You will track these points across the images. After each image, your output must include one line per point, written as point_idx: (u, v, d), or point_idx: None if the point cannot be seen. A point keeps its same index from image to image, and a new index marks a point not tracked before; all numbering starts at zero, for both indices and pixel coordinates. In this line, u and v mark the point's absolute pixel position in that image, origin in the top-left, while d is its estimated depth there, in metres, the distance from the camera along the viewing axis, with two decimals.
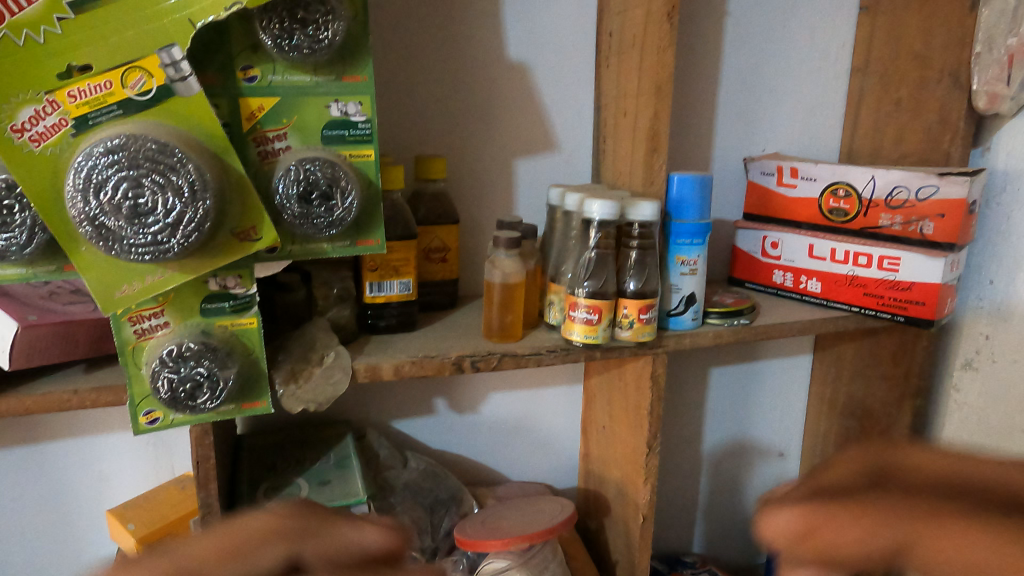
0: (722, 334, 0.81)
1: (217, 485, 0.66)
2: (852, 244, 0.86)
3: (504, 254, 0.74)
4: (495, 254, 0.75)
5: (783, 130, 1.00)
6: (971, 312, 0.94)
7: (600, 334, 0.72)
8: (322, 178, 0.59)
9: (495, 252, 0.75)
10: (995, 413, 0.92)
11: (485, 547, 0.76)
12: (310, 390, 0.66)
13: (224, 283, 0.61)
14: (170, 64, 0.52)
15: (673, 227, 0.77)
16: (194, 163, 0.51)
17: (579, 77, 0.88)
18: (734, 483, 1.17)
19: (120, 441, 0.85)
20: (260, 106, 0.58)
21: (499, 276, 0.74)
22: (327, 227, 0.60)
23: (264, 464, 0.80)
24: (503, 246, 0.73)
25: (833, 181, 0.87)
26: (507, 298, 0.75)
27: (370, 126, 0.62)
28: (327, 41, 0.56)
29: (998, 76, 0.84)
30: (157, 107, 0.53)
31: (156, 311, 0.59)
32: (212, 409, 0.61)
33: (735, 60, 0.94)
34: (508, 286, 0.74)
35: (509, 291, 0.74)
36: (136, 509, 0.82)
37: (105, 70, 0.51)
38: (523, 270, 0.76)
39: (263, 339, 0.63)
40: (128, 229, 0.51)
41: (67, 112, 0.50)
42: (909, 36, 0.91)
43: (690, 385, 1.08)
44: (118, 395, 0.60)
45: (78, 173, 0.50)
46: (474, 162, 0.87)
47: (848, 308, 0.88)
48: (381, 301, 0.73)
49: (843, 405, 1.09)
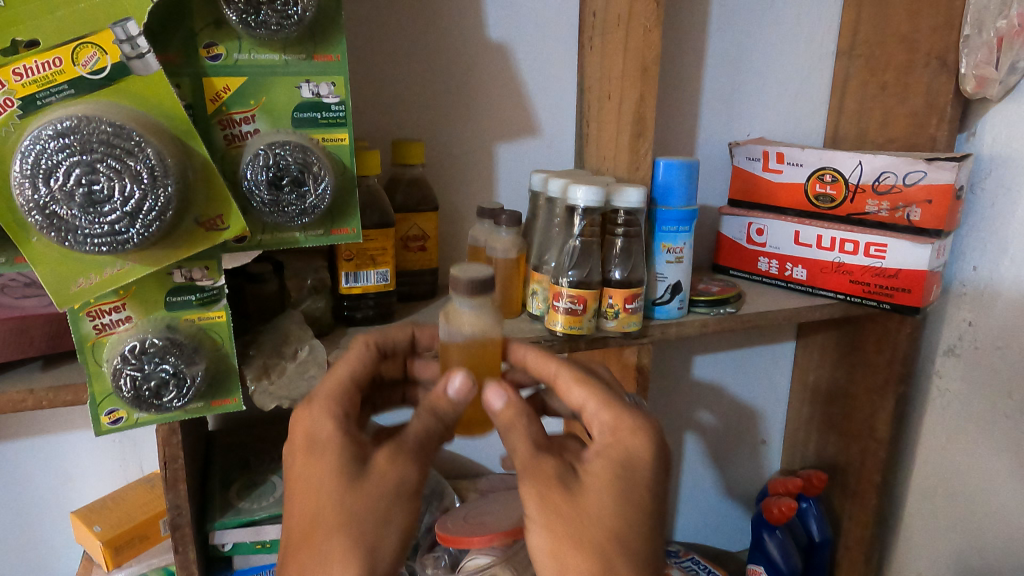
0: (709, 323, 0.79)
1: (186, 486, 0.63)
2: (838, 230, 0.85)
3: (465, 305, 0.57)
4: (451, 305, 0.58)
5: (768, 114, 0.99)
6: (954, 299, 0.94)
7: (584, 325, 0.70)
8: (293, 163, 0.55)
9: (453, 303, 0.58)
10: (977, 398, 0.92)
11: (468, 543, 0.74)
12: (283, 387, 0.62)
13: (190, 275, 0.57)
14: (125, 39, 0.48)
15: (659, 214, 0.75)
16: (153, 147, 0.48)
17: (561, 59, 0.86)
18: (716, 470, 1.17)
19: (85, 441, 0.81)
20: (226, 86, 0.55)
21: (465, 334, 0.58)
22: (299, 215, 0.57)
23: (238, 461, 0.78)
24: (464, 291, 0.54)
25: (820, 167, 0.86)
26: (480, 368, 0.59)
27: (344, 108, 0.58)
28: (296, 17, 0.53)
29: (986, 59, 0.80)
30: (112, 87, 0.49)
31: (117, 305, 0.56)
32: (179, 408, 0.58)
33: (720, 42, 0.92)
34: (477, 345, 0.58)
35: (480, 349, 0.59)
36: (103, 511, 0.78)
37: (54, 46, 0.47)
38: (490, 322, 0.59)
39: (233, 334, 0.60)
40: (83, 219, 0.48)
41: (13, 91, 0.46)
42: (896, 18, 0.90)
43: (674, 373, 1.07)
44: (78, 394, 0.57)
45: (26, 158, 0.46)
46: (454, 147, 0.84)
47: (834, 296, 0.87)
48: (357, 292, 0.70)
49: (826, 393, 1.09)
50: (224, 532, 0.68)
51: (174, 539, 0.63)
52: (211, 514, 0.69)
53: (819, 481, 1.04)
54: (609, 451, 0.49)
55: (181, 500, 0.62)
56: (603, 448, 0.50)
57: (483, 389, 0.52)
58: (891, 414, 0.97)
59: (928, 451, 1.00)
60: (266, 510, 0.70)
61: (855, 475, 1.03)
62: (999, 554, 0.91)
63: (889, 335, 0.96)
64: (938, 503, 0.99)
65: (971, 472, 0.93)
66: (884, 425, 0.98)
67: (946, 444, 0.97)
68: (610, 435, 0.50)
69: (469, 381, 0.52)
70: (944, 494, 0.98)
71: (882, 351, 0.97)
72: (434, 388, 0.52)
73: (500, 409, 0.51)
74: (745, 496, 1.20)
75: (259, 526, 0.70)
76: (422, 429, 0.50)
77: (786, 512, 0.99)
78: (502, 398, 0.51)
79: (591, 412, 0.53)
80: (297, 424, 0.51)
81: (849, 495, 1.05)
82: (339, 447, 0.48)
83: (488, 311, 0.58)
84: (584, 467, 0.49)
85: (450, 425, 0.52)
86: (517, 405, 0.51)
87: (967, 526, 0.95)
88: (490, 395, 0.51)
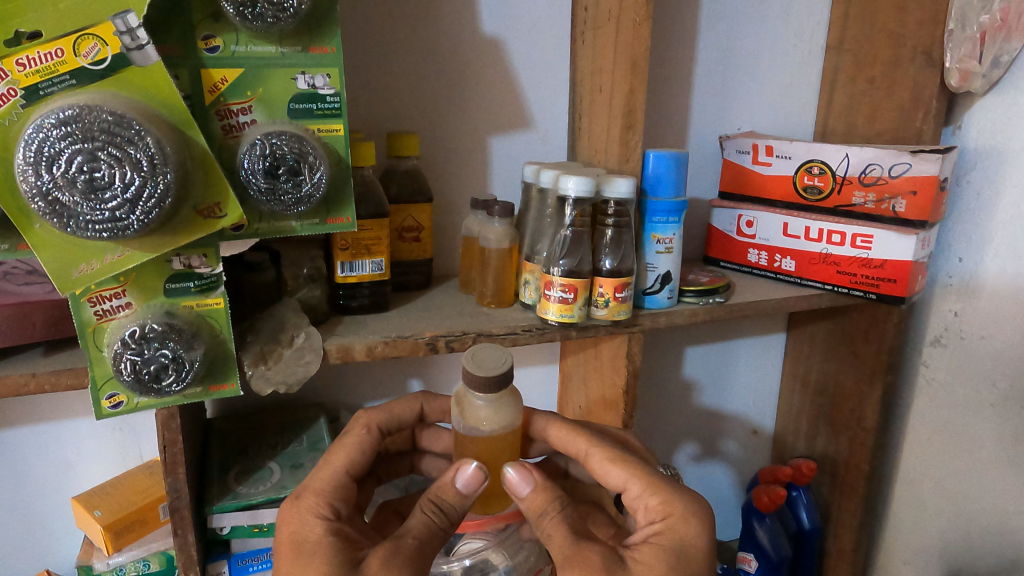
0: (698, 312, 0.81)
1: (185, 470, 0.64)
2: (825, 222, 0.87)
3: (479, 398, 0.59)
4: (466, 394, 0.61)
5: (758, 108, 1.00)
6: (940, 290, 0.95)
7: (576, 313, 0.71)
8: (289, 153, 0.57)
9: (468, 394, 0.61)
10: (962, 388, 0.93)
11: (460, 527, 0.75)
12: (280, 371, 0.65)
13: (188, 261, 0.59)
14: (125, 31, 0.49)
15: (649, 205, 0.76)
16: (153, 136, 0.49)
17: (554, 53, 0.87)
18: (708, 460, 1.18)
19: (86, 428, 0.83)
20: (223, 77, 0.56)
21: (478, 425, 0.60)
22: (295, 204, 0.58)
23: (235, 447, 0.79)
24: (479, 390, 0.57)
25: (808, 159, 0.88)
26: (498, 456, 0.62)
27: (339, 99, 0.60)
28: (291, 10, 0.54)
29: (970, 53, 0.82)
30: (113, 77, 0.50)
31: (118, 291, 0.57)
32: (178, 392, 0.59)
33: (711, 37, 0.94)
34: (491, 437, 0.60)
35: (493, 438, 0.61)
36: (103, 496, 0.80)
37: (56, 37, 0.48)
38: (504, 413, 0.61)
39: (230, 320, 0.61)
40: (84, 206, 0.49)
41: (16, 81, 0.48)
42: (883, 13, 0.91)
43: (667, 363, 1.08)
44: (80, 378, 0.58)
45: (29, 146, 0.47)
46: (448, 140, 0.86)
47: (821, 286, 0.89)
48: (353, 281, 0.72)
49: (816, 383, 1.10)
50: (223, 515, 0.70)
51: (174, 522, 0.64)
52: (210, 499, 0.71)
53: (808, 470, 1.04)
54: (658, 538, 0.54)
55: (180, 484, 0.63)
56: (652, 537, 0.54)
57: (511, 474, 0.57)
58: (878, 404, 0.99)
59: (915, 440, 1.02)
60: (264, 493, 0.71)
61: (844, 465, 1.05)
62: (984, 541, 0.92)
63: (877, 325, 0.97)
64: (925, 491, 1.01)
65: (957, 461, 0.95)
66: (872, 414, 1.00)
67: (933, 433, 0.99)
68: (659, 520, 0.56)
69: (479, 473, 0.56)
70: (930, 483, 1.00)
71: (870, 341, 0.99)
72: (442, 477, 0.56)
73: (528, 496, 0.56)
74: (737, 485, 1.22)
75: (257, 509, 0.71)
76: (420, 527, 0.53)
77: (775, 500, 1.01)
78: (527, 485, 0.57)
79: (632, 494, 0.59)
80: (286, 524, 0.54)
81: (838, 484, 1.07)
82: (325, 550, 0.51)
83: (500, 403, 0.60)
84: (631, 555, 0.53)
85: (455, 519, 0.56)
86: (544, 491, 0.56)
87: (951, 513, 0.97)
88: (515, 482, 0.57)
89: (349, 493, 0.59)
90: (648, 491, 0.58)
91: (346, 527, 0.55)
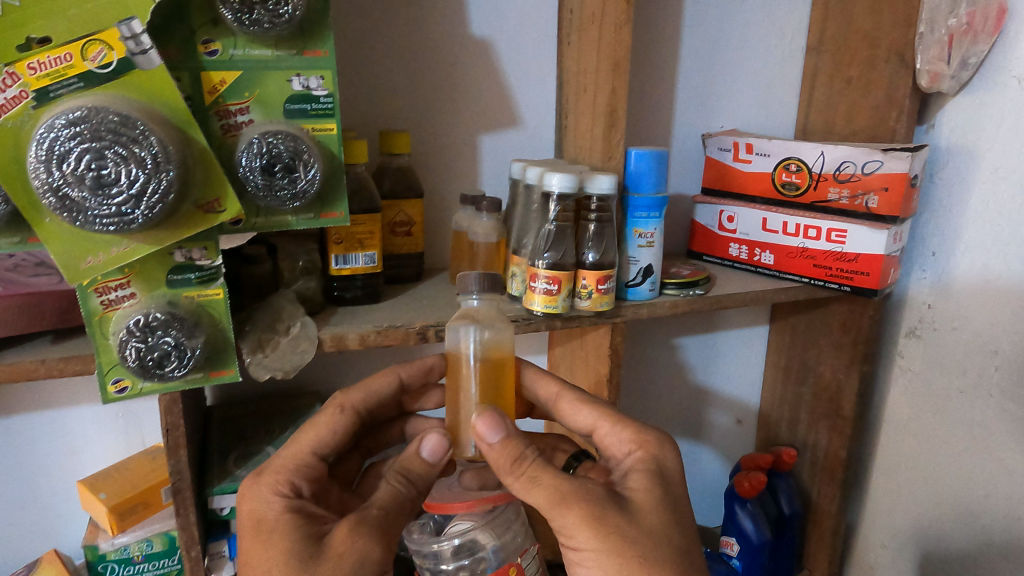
0: (679, 304, 0.84)
1: (187, 452, 0.67)
2: (802, 217, 0.90)
3: (473, 300, 0.65)
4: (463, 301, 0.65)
5: (740, 107, 1.04)
6: (915, 284, 0.99)
7: (560, 304, 0.74)
8: (284, 151, 0.60)
9: (466, 303, 0.65)
10: (935, 377, 0.97)
11: (452, 510, 0.76)
12: (276, 358, 0.67)
13: (189, 254, 0.62)
14: (130, 36, 0.53)
15: (631, 200, 0.79)
16: (156, 135, 0.53)
17: (541, 54, 0.90)
18: (694, 448, 1.22)
19: (91, 415, 0.86)
20: (222, 79, 0.59)
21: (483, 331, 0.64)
22: (290, 199, 0.62)
23: (234, 433, 0.82)
24: (478, 288, 0.62)
25: (786, 157, 0.91)
26: (490, 370, 0.65)
27: (332, 100, 0.63)
28: (286, 16, 0.57)
29: (938, 55, 0.86)
30: (119, 80, 0.53)
31: (123, 282, 0.60)
32: (180, 377, 0.63)
33: (693, 38, 0.97)
34: (490, 352, 0.64)
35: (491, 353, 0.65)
36: (108, 480, 0.83)
37: (65, 43, 0.51)
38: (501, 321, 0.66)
39: (229, 310, 0.65)
40: (92, 201, 0.52)
41: (28, 84, 0.51)
42: (859, 16, 0.94)
43: (652, 354, 1.12)
44: (87, 364, 0.61)
45: (41, 145, 0.50)
46: (439, 137, 0.89)
47: (799, 279, 0.92)
48: (346, 273, 0.75)
49: (796, 374, 1.14)
50: (222, 496, 0.73)
51: (176, 502, 0.68)
52: (210, 481, 0.74)
53: (788, 457, 1.10)
54: (642, 468, 0.59)
55: (182, 465, 0.66)
56: (636, 467, 0.59)
57: (478, 423, 0.58)
58: (855, 393, 1.02)
59: (891, 428, 1.05)
60: None
61: (824, 452, 1.09)
62: (955, 524, 0.96)
63: (854, 317, 1.01)
64: (901, 477, 1.04)
65: (930, 448, 0.99)
66: (850, 403, 1.03)
67: (907, 421, 1.02)
68: (636, 449, 0.61)
69: (439, 444, 0.60)
70: (905, 468, 1.03)
71: (848, 333, 1.02)
72: (408, 448, 0.60)
73: (495, 443, 0.57)
74: (721, 473, 1.26)
75: None
76: (386, 497, 0.58)
77: (756, 486, 1.04)
78: (495, 432, 0.58)
79: (605, 430, 0.65)
80: (246, 503, 0.57)
81: (818, 470, 1.10)
82: (282, 530, 0.54)
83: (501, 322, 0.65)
84: (628, 490, 0.57)
85: (422, 489, 0.60)
86: (508, 441, 0.57)
87: (924, 498, 1.00)
88: (482, 429, 0.58)
89: (313, 471, 0.62)
90: (618, 428, 0.64)
91: (306, 504, 0.58)
